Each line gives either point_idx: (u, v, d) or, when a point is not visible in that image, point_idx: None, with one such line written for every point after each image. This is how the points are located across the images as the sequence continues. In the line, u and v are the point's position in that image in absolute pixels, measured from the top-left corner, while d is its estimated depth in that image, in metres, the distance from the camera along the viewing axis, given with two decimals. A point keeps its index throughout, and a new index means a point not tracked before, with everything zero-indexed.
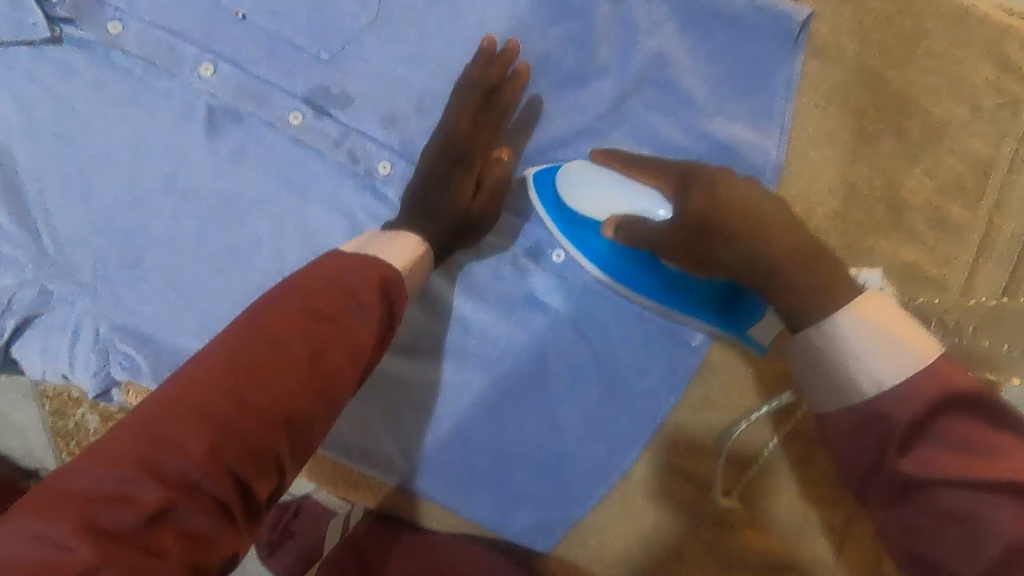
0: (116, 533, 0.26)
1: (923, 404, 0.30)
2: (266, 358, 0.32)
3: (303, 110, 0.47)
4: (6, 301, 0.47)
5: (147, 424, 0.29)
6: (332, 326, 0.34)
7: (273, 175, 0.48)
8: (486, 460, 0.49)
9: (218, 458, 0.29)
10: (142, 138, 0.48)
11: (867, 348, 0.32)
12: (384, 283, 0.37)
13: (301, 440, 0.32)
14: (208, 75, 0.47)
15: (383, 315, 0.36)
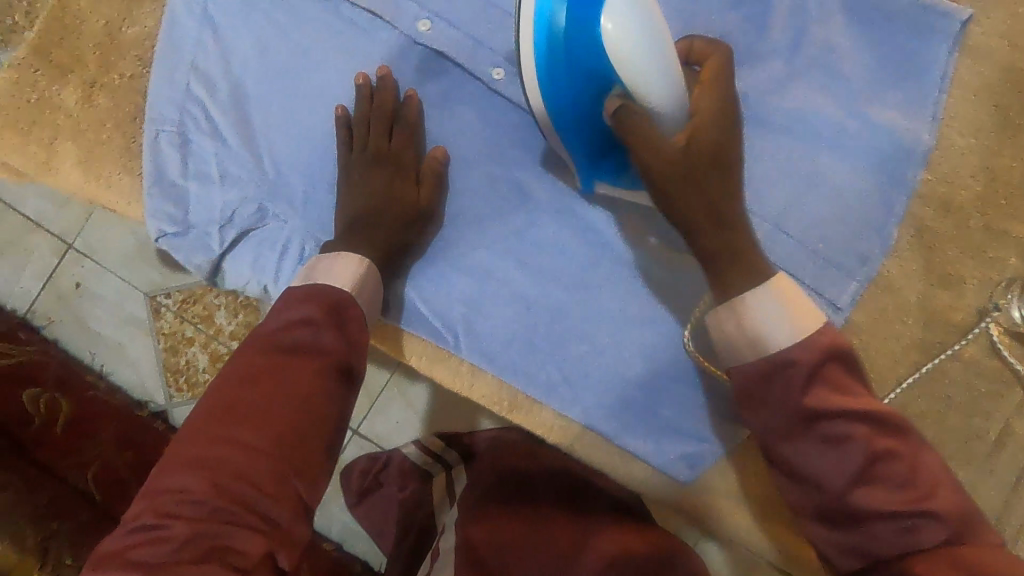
0: (166, 556, 0.37)
1: (815, 365, 0.40)
2: (256, 404, 0.43)
3: (507, 66, 0.53)
4: (229, 214, 0.54)
5: (169, 478, 0.41)
6: (305, 367, 0.45)
7: (471, 123, 0.54)
8: (639, 395, 0.54)
9: (229, 485, 0.40)
10: (359, 81, 0.54)
11: (778, 308, 0.42)
12: (334, 315, 0.46)
13: (302, 461, 0.43)
14: (426, 30, 0.53)
15: (338, 347, 0.46)
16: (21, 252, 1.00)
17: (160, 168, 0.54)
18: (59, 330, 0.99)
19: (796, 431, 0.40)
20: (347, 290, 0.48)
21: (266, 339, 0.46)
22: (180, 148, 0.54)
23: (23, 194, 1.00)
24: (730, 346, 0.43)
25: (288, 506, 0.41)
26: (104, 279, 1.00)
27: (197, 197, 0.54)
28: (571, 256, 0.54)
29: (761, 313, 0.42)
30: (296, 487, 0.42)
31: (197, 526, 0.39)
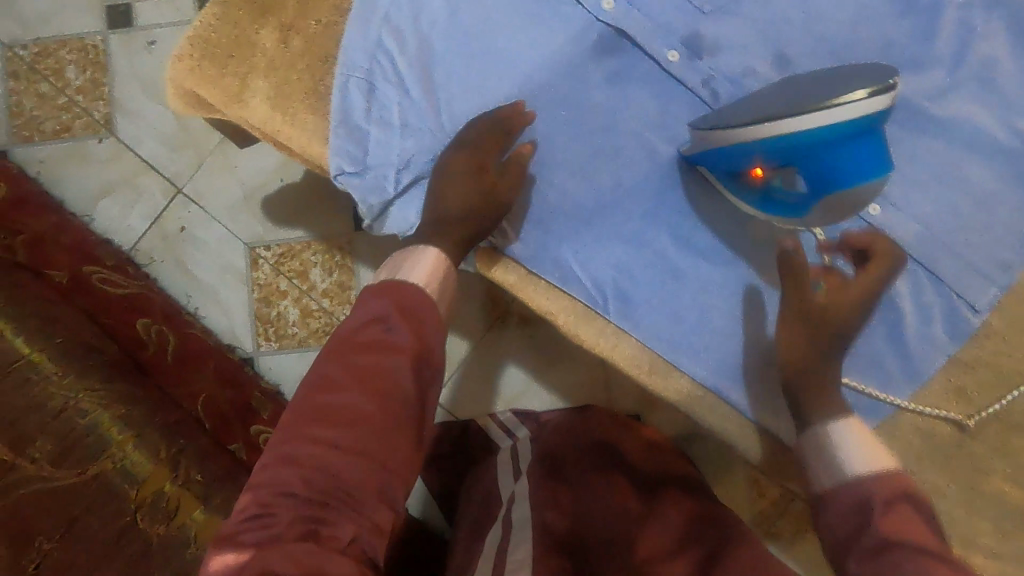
0: (274, 535, 0.40)
1: (881, 489, 0.46)
2: (342, 398, 0.45)
3: (681, 50, 0.57)
4: (404, 161, 0.57)
5: (269, 468, 0.44)
6: (388, 361, 0.47)
7: (641, 99, 0.57)
8: (776, 373, 0.56)
9: (322, 473, 0.43)
10: (538, 49, 0.57)
11: (863, 454, 0.48)
12: (404, 312, 0.49)
13: (387, 451, 0.45)
14: (609, 8, 0.57)
15: (414, 343, 0.48)
16: (132, 191, 1.03)
17: (345, 111, 0.57)
18: (160, 270, 1.03)
19: (873, 552, 0.44)
20: (419, 287, 0.51)
21: (347, 336, 0.48)
22: (366, 93, 0.57)
23: (140, 136, 1.04)
24: (812, 467, 0.51)
25: (378, 497, 0.43)
26: (208, 226, 1.03)
27: (375, 141, 0.57)
28: (722, 234, 0.57)
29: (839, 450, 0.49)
30: (381, 480, 0.44)
31: (299, 515, 0.41)
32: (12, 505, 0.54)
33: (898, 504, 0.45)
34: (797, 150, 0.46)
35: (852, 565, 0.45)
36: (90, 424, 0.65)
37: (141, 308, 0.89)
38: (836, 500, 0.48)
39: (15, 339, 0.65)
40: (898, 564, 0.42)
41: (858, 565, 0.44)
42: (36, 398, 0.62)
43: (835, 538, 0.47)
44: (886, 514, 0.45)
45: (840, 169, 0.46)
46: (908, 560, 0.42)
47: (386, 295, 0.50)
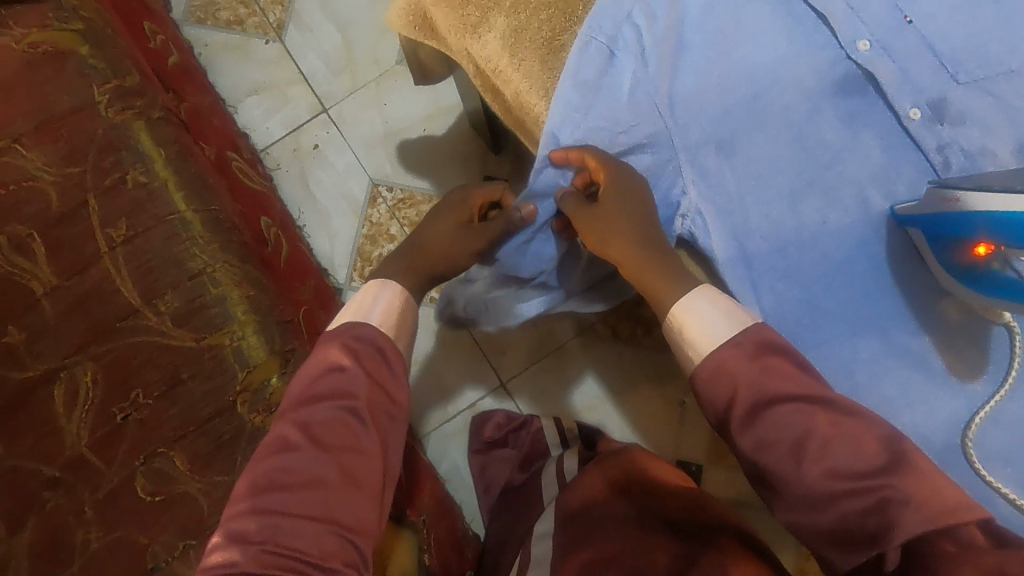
0: (265, 554, 0.46)
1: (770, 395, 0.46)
2: (306, 456, 0.50)
3: (924, 111, 0.55)
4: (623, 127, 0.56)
5: (250, 497, 0.48)
6: (345, 418, 0.52)
7: (871, 147, 0.56)
8: (930, 458, 0.53)
9: (287, 529, 0.47)
10: (783, 68, 0.56)
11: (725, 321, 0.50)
12: (360, 361, 0.54)
13: (348, 510, 0.49)
14: (863, 50, 0.55)
15: (372, 408, 0.53)
16: (280, 97, 1.05)
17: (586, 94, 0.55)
18: (283, 178, 1.04)
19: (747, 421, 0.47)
20: (373, 329, 0.56)
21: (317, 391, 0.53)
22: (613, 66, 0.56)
23: (305, 50, 1.05)
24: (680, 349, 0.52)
25: (344, 548, 0.48)
26: (341, 151, 1.04)
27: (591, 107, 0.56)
28: (918, 299, 0.55)
29: (698, 318, 0.51)
30: (346, 532, 0.49)
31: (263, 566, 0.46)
32: (125, 348, 0.61)
33: (766, 356, 0.48)
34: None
35: (736, 433, 0.48)
36: (221, 295, 0.63)
37: (264, 206, 0.89)
38: (705, 381, 0.49)
39: (176, 195, 0.65)
40: (777, 418, 0.46)
41: (744, 437, 0.47)
42: (180, 255, 0.63)
43: (716, 415, 0.50)
44: (754, 367, 0.47)
45: None
46: (785, 414, 0.46)
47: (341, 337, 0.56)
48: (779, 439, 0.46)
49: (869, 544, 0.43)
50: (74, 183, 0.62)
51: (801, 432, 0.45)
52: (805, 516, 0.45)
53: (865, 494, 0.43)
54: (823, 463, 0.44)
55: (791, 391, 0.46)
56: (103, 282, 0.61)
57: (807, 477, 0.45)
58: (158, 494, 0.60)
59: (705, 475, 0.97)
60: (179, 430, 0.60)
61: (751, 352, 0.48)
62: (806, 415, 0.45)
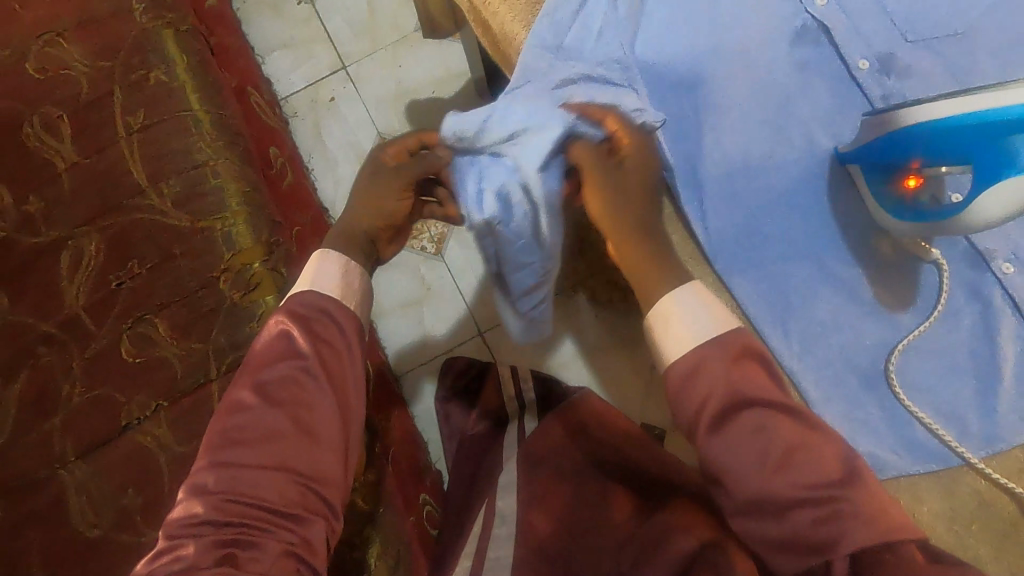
0: (223, 514, 0.45)
1: (736, 397, 0.46)
2: (263, 402, 0.49)
3: (872, 63, 0.60)
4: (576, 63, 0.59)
5: (206, 464, 0.47)
6: (295, 376, 0.50)
7: (820, 93, 0.61)
8: (851, 380, 0.57)
9: (245, 475, 0.47)
10: (746, 14, 0.61)
11: (706, 317, 0.49)
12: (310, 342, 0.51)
13: (306, 460, 0.48)
14: (820, 6, 0.60)
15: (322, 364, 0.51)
16: (305, 53, 1.14)
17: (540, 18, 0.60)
18: (299, 125, 1.11)
19: (716, 422, 0.46)
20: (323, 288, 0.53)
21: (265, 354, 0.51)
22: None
23: (333, 12, 1.14)
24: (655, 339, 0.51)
25: (311, 496, 0.47)
26: (354, 105, 1.12)
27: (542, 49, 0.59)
28: (854, 233, 0.58)
29: (681, 314, 0.50)
30: (311, 485, 0.48)
31: (226, 518, 0.45)
32: (128, 223, 0.67)
33: (744, 360, 0.48)
34: (954, 130, 0.48)
35: (702, 437, 0.47)
36: (218, 186, 0.70)
37: (276, 139, 0.96)
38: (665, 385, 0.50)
39: (191, 98, 0.72)
40: (744, 423, 0.45)
41: (712, 440, 0.46)
42: (186, 146, 0.70)
43: (687, 417, 0.48)
44: (731, 369, 0.47)
45: (996, 160, 0.47)
46: (749, 419, 0.45)
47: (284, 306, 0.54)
48: (745, 448, 0.45)
49: (815, 551, 0.42)
50: (103, 75, 0.70)
51: (767, 437, 0.45)
52: (756, 521, 0.44)
53: (821, 504, 0.43)
54: (783, 476, 0.44)
55: (763, 396, 0.46)
56: (116, 163, 0.68)
57: (773, 488, 0.44)
58: (139, 356, 0.66)
59: (668, 440, 1.00)
60: (166, 299, 0.66)
61: (731, 355, 0.48)
62: (774, 423, 0.45)
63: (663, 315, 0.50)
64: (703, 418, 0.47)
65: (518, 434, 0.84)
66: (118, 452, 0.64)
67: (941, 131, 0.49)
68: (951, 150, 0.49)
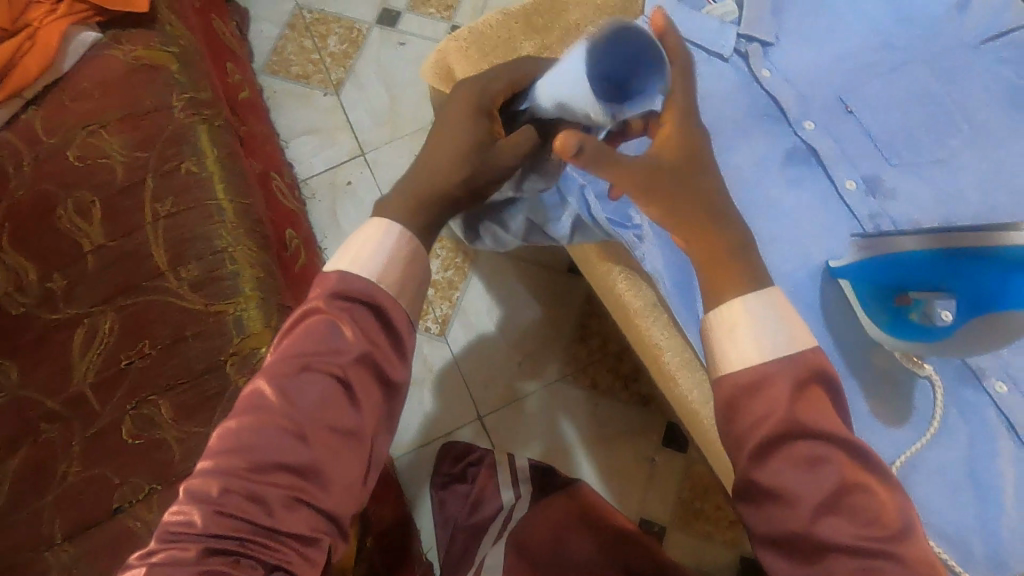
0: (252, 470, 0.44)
1: (785, 425, 0.43)
2: (291, 366, 0.47)
3: (859, 183, 0.64)
4: None
5: (249, 412, 0.46)
6: (325, 336, 0.47)
7: (811, 209, 0.64)
8: None
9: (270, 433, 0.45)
10: (739, 134, 0.66)
11: (784, 338, 0.46)
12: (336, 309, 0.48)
13: (326, 432, 0.46)
14: (808, 130, 0.66)
15: (352, 339, 0.47)
16: (327, 138, 1.21)
17: None
18: (315, 207, 1.17)
19: (760, 452, 0.44)
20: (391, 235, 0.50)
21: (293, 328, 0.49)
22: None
23: (357, 104, 1.23)
24: (716, 343, 0.48)
25: (336, 458, 0.46)
26: (370, 190, 1.18)
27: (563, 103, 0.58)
28: (849, 349, 0.59)
29: (753, 325, 0.47)
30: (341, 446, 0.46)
31: (245, 477, 0.44)
32: (145, 304, 0.70)
33: (810, 386, 0.45)
34: (964, 263, 0.50)
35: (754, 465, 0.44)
36: (235, 271, 0.72)
37: (294, 221, 1.00)
38: None
39: (217, 186, 0.76)
40: (796, 454, 0.43)
41: (767, 469, 0.43)
42: (209, 232, 0.73)
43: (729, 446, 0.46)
44: (794, 397, 0.44)
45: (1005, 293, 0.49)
46: (803, 449, 0.43)
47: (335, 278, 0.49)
48: (799, 468, 0.43)
49: None
50: (139, 165, 0.74)
51: (820, 470, 0.42)
52: None
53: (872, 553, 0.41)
54: (838, 518, 0.42)
55: (819, 425, 0.43)
56: (142, 247, 0.72)
57: (820, 527, 0.42)
58: (140, 438, 0.66)
59: (667, 536, 0.97)
60: (172, 382, 0.68)
61: (800, 379, 0.45)
62: (831, 457, 0.43)
63: (723, 325, 0.48)
64: (750, 441, 0.44)
65: (506, 520, 0.86)
66: (107, 536, 0.64)
67: (943, 263, 0.51)
68: (956, 279, 0.51)
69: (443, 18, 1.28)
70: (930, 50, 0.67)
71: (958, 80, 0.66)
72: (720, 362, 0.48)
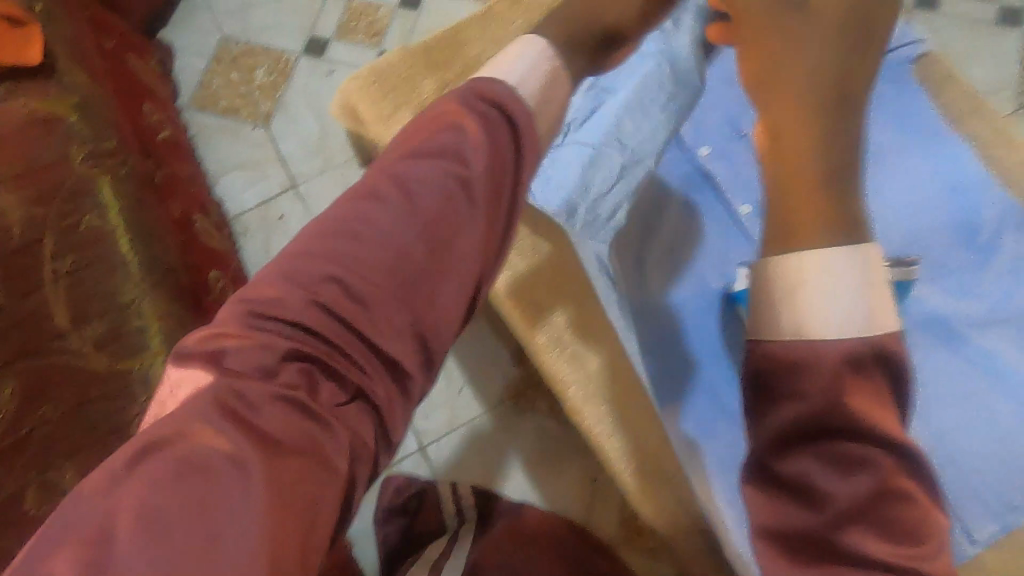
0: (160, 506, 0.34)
1: (841, 392, 0.41)
2: (377, 193, 0.49)
3: None
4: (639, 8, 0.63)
5: (183, 432, 0.38)
6: (447, 134, 0.52)
7: None
8: None
9: (285, 371, 0.42)
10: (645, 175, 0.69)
11: (853, 304, 0.43)
12: (466, 118, 0.52)
13: (392, 313, 0.46)
14: None
15: (481, 162, 0.50)
16: (258, 172, 1.19)
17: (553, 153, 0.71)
18: (248, 242, 1.15)
19: (791, 442, 0.42)
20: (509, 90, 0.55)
21: (287, 285, 0.45)
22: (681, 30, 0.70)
23: (287, 136, 1.22)
24: (766, 297, 0.45)
25: (317, 491, 0.39)
26: (304, 223, 1.16)
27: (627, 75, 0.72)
28: None
29: (829, 288, 0.43)
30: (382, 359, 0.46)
31: (180, 510, 0.34)
32: (45, 366, 0.66)
33: (863, 369, 0.42)
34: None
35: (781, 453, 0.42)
36: (141, 326, 0.71)
37: (220, 262, 0.99)
38: None
39: (122, 239, 0.74)
40: (847, 455, 0.40)
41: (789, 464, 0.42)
42: (113, 287, 0.71)
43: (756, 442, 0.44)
44: (853, 380, 0.41)
45: None
46: (850, 450, 0.41)
47: (475, 95, 0.55)
48: (842, 472, 0.41)
49: None
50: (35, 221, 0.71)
51: (859, 476, 0.40)
52: None
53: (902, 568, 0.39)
54: (876, 535, 0.40)
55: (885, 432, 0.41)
56: (41, 306, 0.67)
57: (845, 534, 0.41)
58: (42, 509, 0.63)
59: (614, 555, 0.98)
60: (77, 447, 0.65)
61: (858, 359, 0.42)
62: (871, 461, 0.40)
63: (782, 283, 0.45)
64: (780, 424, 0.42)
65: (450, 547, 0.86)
66: None
67: None
68: None
69: (372, 46, 1.27)
70: None
71: None
72: (770, 328, 0.45)
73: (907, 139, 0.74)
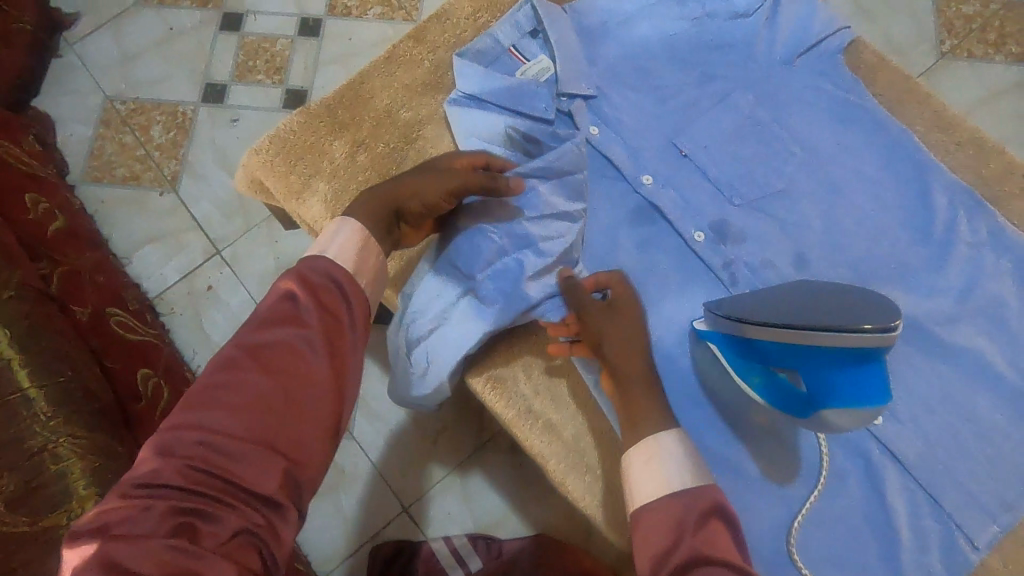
0: None
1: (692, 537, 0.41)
2: (234, 376, 0.41)
3: (707, 233, 0.62)
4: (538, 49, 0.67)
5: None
6: (262, 384, 0.41)
7: (664, 267, 0.62)
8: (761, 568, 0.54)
9: (168, 526, 0.36)
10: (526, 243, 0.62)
11: (682, 467, 0.45)
12: (311, 284, 0.45)
13: (302, 445, 0.42)
14: (648, 183, 0.63)
15: (317, 302, 0.45)
16: (174, 243, 1.09)
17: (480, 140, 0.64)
18: (178, 322, 1.06)
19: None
20: (330, 261, 0.47)
21: (181, 438, 0.39)
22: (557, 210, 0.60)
23: (199, 198, 1.11)
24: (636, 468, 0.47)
25: None
26: (235, 290, 1.07)
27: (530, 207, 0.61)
28: (728, 404, 0.58)
29: (664, 457, 0.46)
30: (318, 419, 0.43)
31: None
32: None
33: (711, 519, 0.43)
34: (824, 357, 0.43)
35: None
36: (63, 470, 0.63)
37: (146, 357, 0.90)
38: None
39: (20, 375, 0.65)
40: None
41: None
42: (18, 434, 0.62)
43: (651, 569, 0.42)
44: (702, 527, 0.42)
45: (841, 381, 0.44)
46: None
47: (299, 271, 0.46)
48: None
49: None
50: None
51: None
52: None
53: None
54: None
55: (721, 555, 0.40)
56: None
57: None
58: None
59: None
60: None
61: (703, 507, 0.43)
62: None
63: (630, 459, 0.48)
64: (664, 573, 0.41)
65: None
66: None
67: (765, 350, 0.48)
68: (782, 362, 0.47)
69: (275, 84, 1.17)
70: (750, 74, 0.65)
71: (781, 100, 0.64)
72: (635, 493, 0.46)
73: (856, 123, 0.63)
